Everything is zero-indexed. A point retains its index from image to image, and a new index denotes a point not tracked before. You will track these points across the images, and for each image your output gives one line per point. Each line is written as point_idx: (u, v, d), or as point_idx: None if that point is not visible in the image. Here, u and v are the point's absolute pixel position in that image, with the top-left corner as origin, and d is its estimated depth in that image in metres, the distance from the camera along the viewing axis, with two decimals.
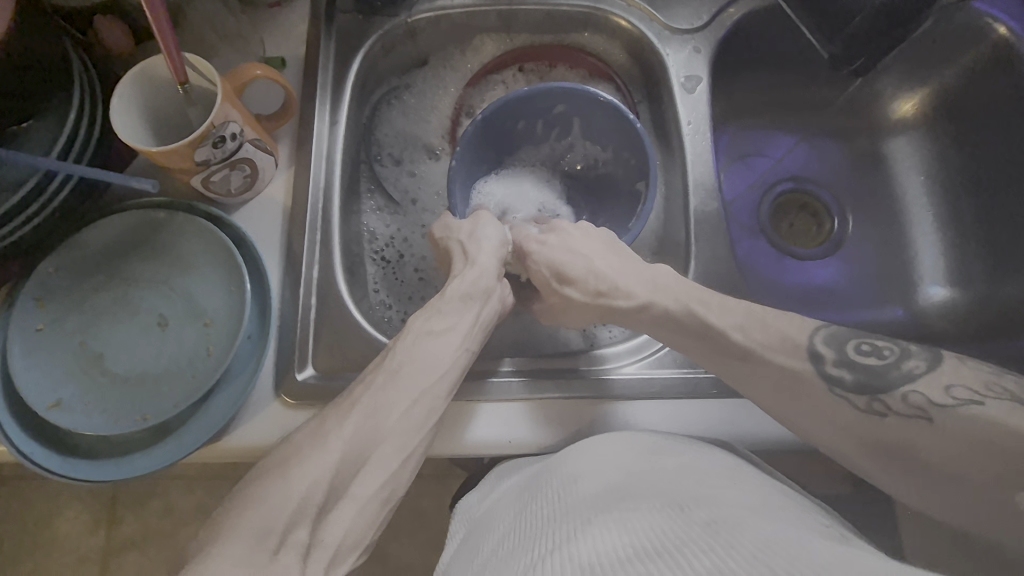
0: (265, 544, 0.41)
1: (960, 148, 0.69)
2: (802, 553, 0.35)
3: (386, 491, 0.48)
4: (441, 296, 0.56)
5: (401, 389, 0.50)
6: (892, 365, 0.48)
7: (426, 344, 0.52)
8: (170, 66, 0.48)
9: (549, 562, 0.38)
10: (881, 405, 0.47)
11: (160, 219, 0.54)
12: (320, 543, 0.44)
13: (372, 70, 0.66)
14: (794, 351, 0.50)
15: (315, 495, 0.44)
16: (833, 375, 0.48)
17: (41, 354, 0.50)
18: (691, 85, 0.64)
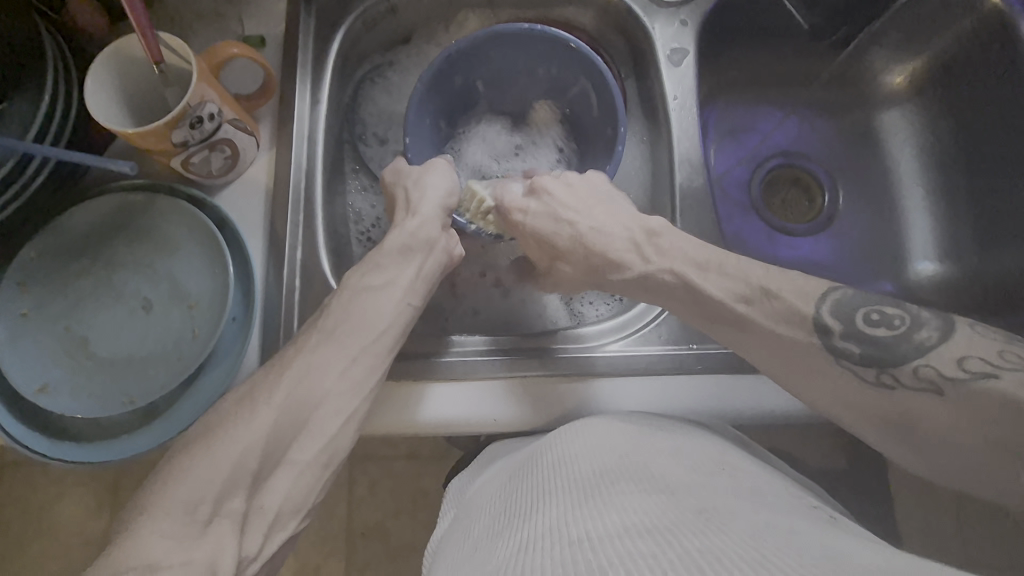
0: (194, 517, 0.42)
1: (952, 118, 0.68)
2: (791, 538, 0.35)
3: (327, 455, 0.49)
4: (381, 249, 0.56)
5: (342, 347, 0.50)
6: (902, 335, 0.46)
7: (368, 299, 0.53)
8: (143, 44, 0.47)
9: (539, 542, 0.38)
10: (885, 376, 0.46)
11: (141, 202, 0.54)
12: (259, 509, 0.45)
13: (353, 48, 0.65)
14: (803, 325, 0.48)
15: (248, 462, 0.45)
16: (838, 347, 0.47)
17: (25, 338, 0.50)
18: (677, 58, 0.63)
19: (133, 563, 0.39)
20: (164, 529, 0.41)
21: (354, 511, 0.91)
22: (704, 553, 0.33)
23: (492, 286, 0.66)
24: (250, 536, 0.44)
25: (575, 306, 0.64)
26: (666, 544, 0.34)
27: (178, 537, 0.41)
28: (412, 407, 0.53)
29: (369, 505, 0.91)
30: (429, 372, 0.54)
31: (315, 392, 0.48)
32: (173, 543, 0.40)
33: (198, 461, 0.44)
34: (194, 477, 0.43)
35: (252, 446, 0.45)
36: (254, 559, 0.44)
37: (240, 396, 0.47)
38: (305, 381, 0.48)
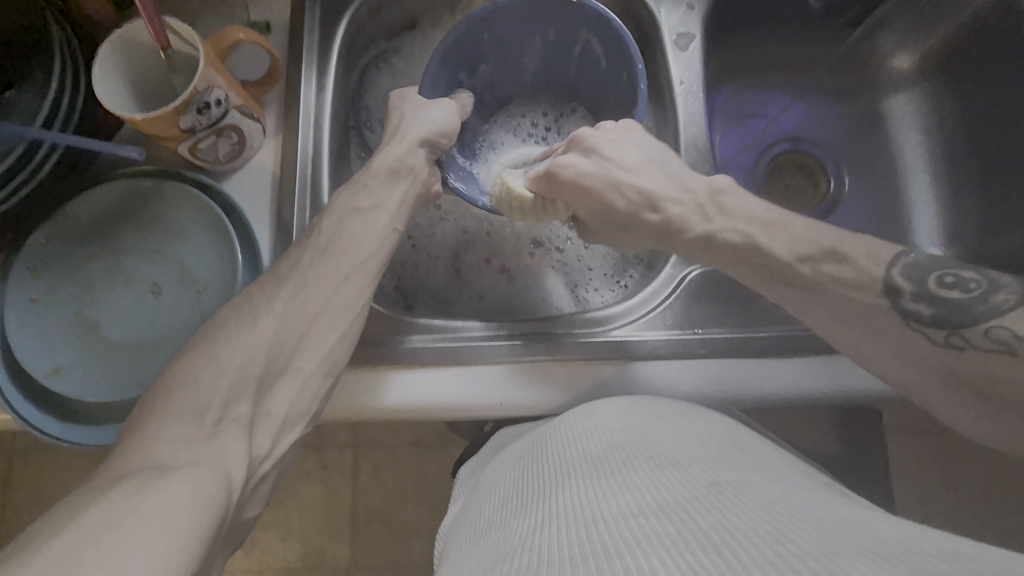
0: (201, 420, 0.41)
1: (959, 102, 0.68)
2: (803, 509, 0.35)
3: (328, 366, 0.49)
4: (367, 171, 0.56)
5: (334, 267, 0.51)
6: (978, 298, 0.46)
7: (356, 222, 0.53)
8: (151, 31, 0.48)
9: (552, 518, 0.38)
10: (955, 338, 0.46)
11: (148, 188, 0.54)
12: (266, 415, 0.45)
13: (359, 32, 0.65)
14: (871, 286, 0.48)
15: (251, 368, 0.44)
16: (908, 308, 0.47)
17: (37, 322, 0.51)
18: (684, 42, 0.62)
19: (135, 466, 0.36)
20: (165, 434, 0.39)
21: (360, 495, 0.92)
22: (717, 526, 0.33)
23: (498, 271, 0.66)
24: (259, 436, 0.44)
25: (580, 291, 0.65)
26: (678, 518, 0.35)
27: (186, 442, 0.39)
28: (419, 392, 0.53)
29: (375, 489, 0.92)
30: (433, 356, 0.55)
31: (306, 309, 0.48)
32: (181, 447, 0.38)
33: (202, 369, 0.43)
34: (196, 390, 0.42)
35: (249, 353, 0.45)
36: (266, 458, 0.44)
37: (233, 309, 0.47)
38: (294, 294, 0.49)
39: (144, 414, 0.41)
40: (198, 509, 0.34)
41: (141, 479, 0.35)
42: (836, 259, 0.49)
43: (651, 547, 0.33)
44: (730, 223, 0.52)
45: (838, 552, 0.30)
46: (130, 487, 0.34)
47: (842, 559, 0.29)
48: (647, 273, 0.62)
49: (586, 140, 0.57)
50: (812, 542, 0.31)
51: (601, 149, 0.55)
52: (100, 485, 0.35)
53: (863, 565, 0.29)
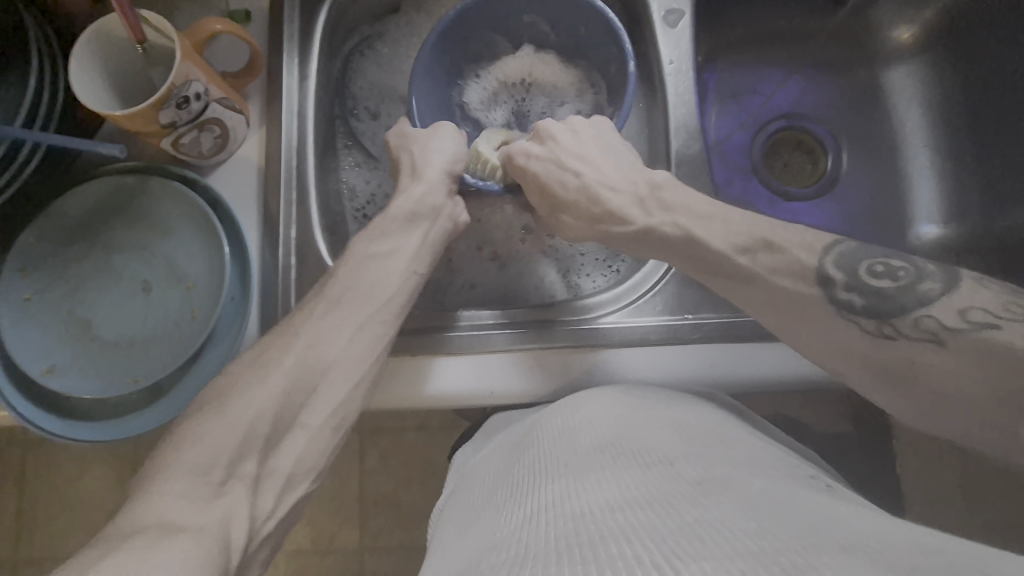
0: (208, 478, 0.42)
1: (958, 75, 0.67)
2: (786, 505, 0.35)
3: (337, 419, 0.49)
4: (386, 215, 0.56)
5: (349, 314, 0.51)
6: (905, 287, 0.45)
7: (374, 265, 0.54)
8: (126, 24, 0.47)
9: (540, 513, 0.38)
10: (886, 328, 0.45)
11: (134, 184, 0.54)
12: (271, 471, 0.46)
13: (342, 18, 0.64)
14: (805, 276, 0.48)
15: (259, 428, 0.45)
16: (842, 298, 0.46)
17: (30, 321, 0.51)
18: (673, 19, 0.61)
19: (142, 524, 0.38)
20: (174, 488, 0.41)
21: (366, 481, 0.93)
22: (705, 521, 0.33)
23: (489, 260, 0.66)
24: (263, 496, 0.45)
25: (573, 278, 0.64)
26: (665, 512, 0.35)
27: (189, 499, 0.41)
28: (416, 382, 0.53)
29: (382, 476, 0.93)
30: (421, 347, 0.54)
31: (320, 354, 0.49)
32: (187, 504, 0.40)
33: (214, 418, 0.44)
34: (210, 440, 0.44)
35: (264, 401, 0.46)
36: (269, 517, 0.45)
37: (247, 361, 0.48)
38: (308, 344, 0.49)
39: (161, 460, 0.43)
40: (194, 575, 0.36)
41: (147, 542, 0.36)
42: (770, 249, 0.49)
43: (635, 540, 0.33)
44: (669, 218, 0.53)
45: (820, 544, 0.30)
46: (134, 550, 0.36)
47: (824, 554, 0.30)
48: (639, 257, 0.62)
49: (544, 128, 0.60)
50: (795, 534, 0.32)
51: (557, 138, 0.59)
52: (109, 543, 0.37)
53: (843, 560, 0.29)
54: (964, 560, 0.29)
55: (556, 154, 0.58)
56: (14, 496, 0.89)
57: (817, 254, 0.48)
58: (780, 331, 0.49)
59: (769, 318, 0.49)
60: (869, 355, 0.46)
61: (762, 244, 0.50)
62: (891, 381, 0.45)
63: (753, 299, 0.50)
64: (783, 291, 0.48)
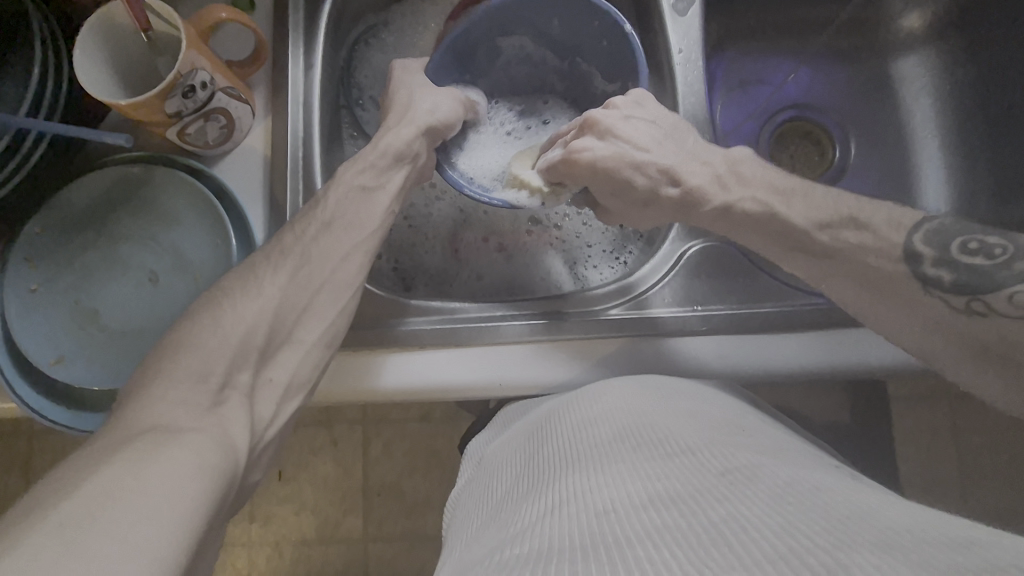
0: (205, 385, 0.42)
1: (971, 64, 0.66)
2: (809, 498, 0.35)
3: (328, 337, 0.50)
4: (375, 149, 0.55)
5: (339, 240, 0.51)
6: (1001, 263, 0.47)
7: (359, 200, 0.53)
8: (131, 11, 0.46)
9: (561, 508, 0.38)
10: (976, 304, 0.47)
11: (139, 174, 0.53)
12: (268, 381, 0.46)
13: (347, 7, 0.63)
14: (890, 253, 0.49)
15: (253, 339, 0.45)
16: (931, 275, 0.48)
17: (36, 312, 0.51)
18: (682, 6, 0.60)
19: (141, 426, 0.38)
20: (171, 395, 0.40)
21: (370, 470, 0.94)
22: (730, 520, 0.33)
23: (496, 250, 0.65)
24: (262, 404, 0.45)
25: (579, 269, 0.64)
26: (689, 510, 0.35)
27: (188, 407, 0.40)
28: (424, 373, 0.53)
29: (385, 465, 0.94)
30: (428, 339, 0.54)
31: (313, 276, 0.49)
32: (185, 411, 0.39)
33: (203, 329, 0.44)
34: (202, 351, 0.43)
35: (254, 317, 0.46)
36: (268, 425, 0.45)
37: (239, 273, 0.47)
38: (300, 265, 0.49)
39: (146, 376, 0.41)
40: (202, 478, 0.35)
41: (148, 443, 0.36)
42: (855, 226, 0.50)
43: (660, 541, 0.33)
44: (749, 192, 0.52)
45: (847, 540, 0.30)
46: (138, 451, 0.35)
47: (854, 552, 0.29)
48: (646, 248, 0.62)
49: (601, 121, 0.54)
50: (822, 530, 0.32)
51: (617, 130, 0.53)
52: (110, 446, 0.36)
53: (872, 556, 0.29)
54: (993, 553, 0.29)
55: (619, 147, 0.53)
56: (21, 483, 0.89)
57: (904, 231, 0.49)
58: (853, 304, 0.51)
59: (845, 293, 0.51)
60: (958, 330, 0.48)
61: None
62: (974, 353, 0.47)
63: (848, 276, 0.50)
64: (869, 266, 0.50)
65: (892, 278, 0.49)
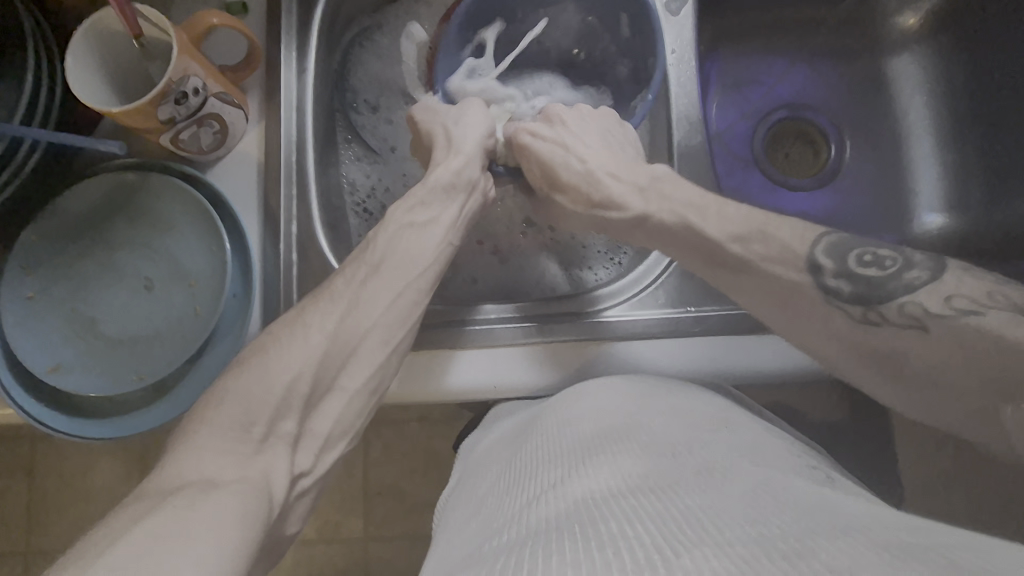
0: (249, 434, 0.42)
1: (964, 61, 0.66)
2: (789, 492, 0.35)
3: (374, 384, 0.49)
4: (424, 184, 0.54)
5: (388, 282, 0.50)
6: (892, 274, 0.46)
7: (411, 235, 0.53)
8: (122, 19, 0.47)
9: (542, 497, 0.38)
10: (871, 314, 0.46)
11: (132, 181, 0.53)
12: (310, 431, 0.46)
13: (340, 11, 0.64)
14: (795, 263, 0.48)
15: (299, 387, 0.44)
16: (829, 285, 0.47)
17: (34, 320, 0.51)
18: (675, 7, 0.60)
19: (185, 479, 0.38)
20: (213, 444, 0.40)
21: (370, 471, 0.94)
22: (706, 506, 0.34)
23: (491, 254, 0.66)
24: (301, 454, 0.45)
25: (575, 271, 0.64)
26: (667, 497, 0.35)
27: (231, 454, 0.40)
28: (419, 378, 0.53)
29: (386, 466, 0.94)
30: (422, 343, 0.54)
31: (359, 321, 0.48)
32: (228, 458, 0.40)
33: (248, 378, 0.43)
34: (247, 398, 0.42)
35: (300, 365, 0.45)
36: (306, 474, 0.45)
37: (287, 319, 0.47)
38: (349, 308, 0.48)
39: (193, 422, 0.42)
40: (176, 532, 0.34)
41: (191, 495, 0.36)
42: (763, 238, 0.49)
43: (637, 521, 0.33)
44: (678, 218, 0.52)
45: (820, 530, 0.31)
46: (183, 501, 0.35)
47: (827, 538, 0.30)
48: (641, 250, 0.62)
49: (553, 111, 0.59)
50: (796, 521, 0.32)
51: (563, 120, 0.58)
52: (153, 498, 0.36)
53: (844, 545, 0.29)
54: (966, 551, 0.30)
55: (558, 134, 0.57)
56: (24, 484, 0.89)
57: (805, 242, 0.48)
58: (773, 321, 0.50)
59: (754, 304, 0.50)
60: (860, 342, 0.47)
61: (767, 227, 0.49)
62: (879, 367, 0.46)
63: (756, 288, 0.49)
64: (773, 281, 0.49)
65: (795, 291, 0.48)
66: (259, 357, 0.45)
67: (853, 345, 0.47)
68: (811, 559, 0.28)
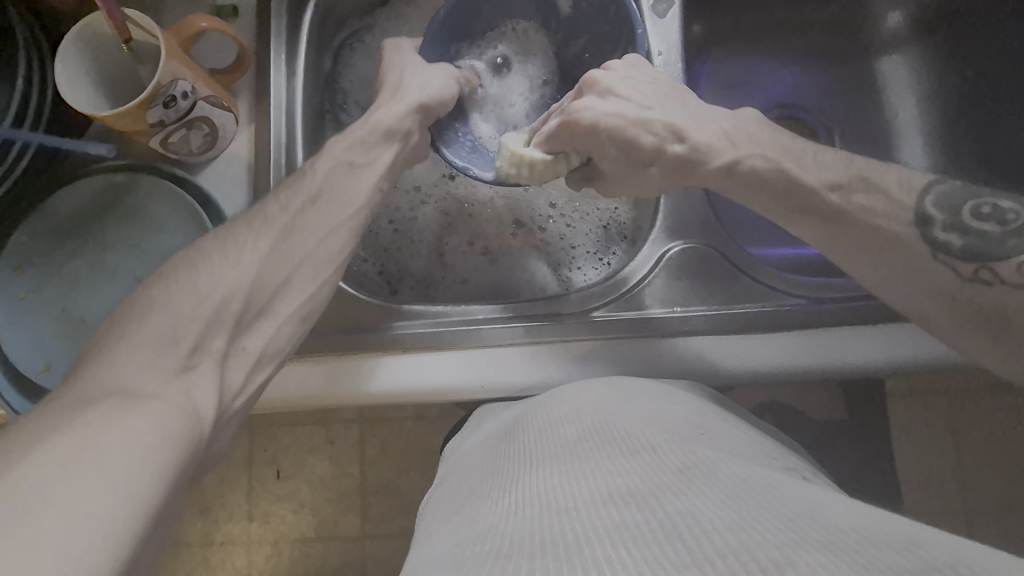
0: (175, 349, 0.39)
1: (955, 60, 0.66)
2: (767, 496, 0.36)
3: (305, 310, 0.49)
4: (365, 125, 0.55)
5: (325, 216, 0.51)
6: (1011, 230, 0.48)
7: (349, 176, 0.53)
8: (111, 22, 0.47)
9: (524, 505, 0.38)
10: (984, 272, 0.48)
11: (123, 182, 0.54)
12: (240, 350, 0.44)
13: (330, 13, 0.64)
14: (901, 216, 0.50)
15: (228, 305, 0.43)
16: (939, 238, 0.49)
17: (26, 320, 0.51)
18: (662, 8, 0.60)
19: (105, 391, 0.35)
20: (137, 357, 0.38)
21: (366, 469, 0.94)
22: (685, 515, 0.34)
23: (481, 253, 0.66)
24: (231, 372, 0.43)
25: (564, 270, 0.65)
26: (646, 505, 0.35)
27: (155, 368, 0.37)
28: (403, 376, 0.54)
29: (382, 465, 0.94)
30: (410, 342, 0.55)
31: (294, 250, 0.49)
32: (149, 373, 0.37)
33: (177, 291, 0.42)
34: (174, 312, 0.41)
35: (232, 284, 0.44)
36: (238, 394, 0.44)
37: (217, 240, 0.46)
38: (283, 237, 0.48)
39: (111, 334, 0.39)
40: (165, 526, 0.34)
41: (109, 411, 0.33)
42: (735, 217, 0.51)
43: (617, 537, 0.33)
44: None
45: (796, 540, 0.31)
46: (98, 419, 0.32)
47: (803, 549, 0.30)
48: (630, 249, 0.62)
49: (600, 81, 0.54)
50: (772, 529, 0.32)
51: (617, 91, 0.53)
52: (70, 410, 0.33)
53: (819, 557, 0.29)
54: (943, 559, 0.29)
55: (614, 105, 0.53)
56: None
57: (917, 193, 0.51)
58: (856, 271, 0.51)
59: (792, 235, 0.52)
60: (971, 298, 0.48)
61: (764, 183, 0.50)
62: (988, 323, 0.47)
63: (854, 238, 0.51)
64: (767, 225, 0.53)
65: (889, 243, 0.50)
66: (186, 286, 0.42)
67: (962, 303, 0.48)
68: (786, 568, 0.29)
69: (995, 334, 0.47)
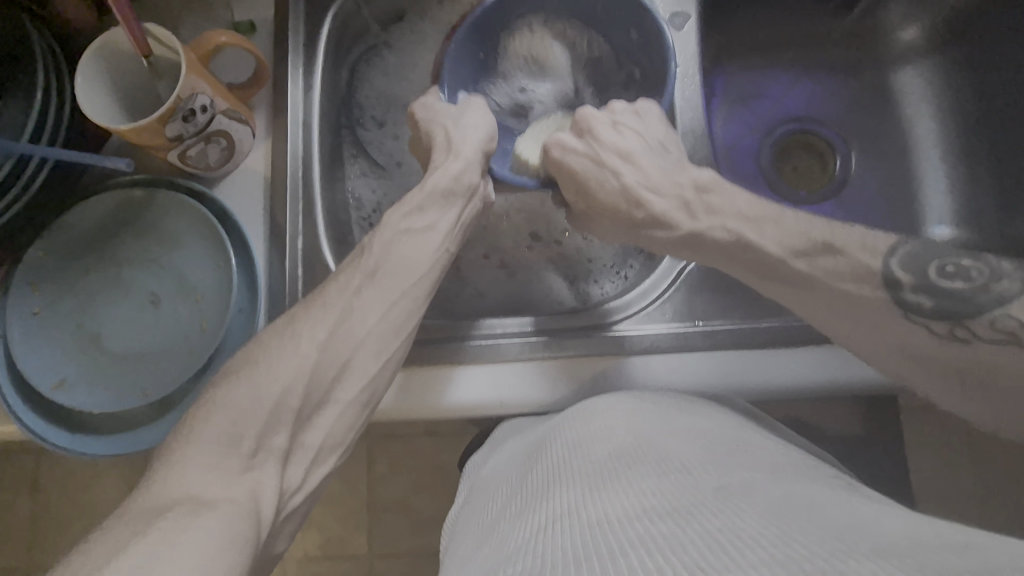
0: (237, 449, 0.40)
1: (970, 72, 0.67)
2: (809, 511, 0.35)
3: (368, 396, 0.48)
4: (422, 189, 0.54)
5: (380, 291, 0.50)
6: (979, 287, 0.46)
7: (408, 242, 0.52)
8: (130, 36, 0.47)
9: (557, 523, 0.38)
10: (959, 330, 0.46)
11: (140, 198, 0.54)
12: (302, 445, 0.45)
13: (346, 28, 0.64)
14: (870, 279, 0.48)
15: (289, 401, 0.43)
16: (909, 301, 0.47)
17: (40, 336, 0.51)
18: (679, 22, 0.60)
19: (171, 496, 0.37)
20: (194, 456, 0.39)
21: (376, 487, 0.93)
22: (725, 529, 0.33)
23: (497, 267, 0.65)
24: (292, 469, 0.44)
25: (582, 285, 0.64)
26: (684, 519, 0.34)
27: (217, 471, 0.39)
28: (424, 393, 0.53)
29: (391, 482, 0.93)
30: (433, 358, 0.54)
31: (344, 332, 0.47)
32: (210, 473, 0.39)
33: (234, 383, 0.43)
34: (235, 409, 0.42)
35: (289, 375, 0.44)
36: (297, 491, 0.44)
37: (273, 326, 0.46)
38: (340, 318, 0.47)
39: (174, 438, 0.41)
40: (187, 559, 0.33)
41: (176, 515, 0.35)
42: (831, 254, 0.48)
43: (655, 547, 0.33)
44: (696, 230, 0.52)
45: (841, 550, 0.30)
46: (167, 522, 0.35)
47: (851, 559, 0.29)
48: (648, 264, 0.62)
49: (587, 120, 0.56)
50: (817, 543, 0.31)
51: (597, 133, 0.55)
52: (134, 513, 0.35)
53: (866, 565, 0.29)
54: (1000, 561, 0.28)
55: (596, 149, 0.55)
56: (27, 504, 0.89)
57: (882, 256, 0.48)
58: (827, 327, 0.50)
59: (802, 310, 0.50)
60: (947, 360, 0.47)
61: (831, 241, 0.49)
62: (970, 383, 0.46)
63: (827, 304, 0.49)
64: (847, 295, 0.48)
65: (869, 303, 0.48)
66: (244, 370, 0.43)
67: (925, 358, 0.47)
68: None
69: (964, 386, 0.47)
